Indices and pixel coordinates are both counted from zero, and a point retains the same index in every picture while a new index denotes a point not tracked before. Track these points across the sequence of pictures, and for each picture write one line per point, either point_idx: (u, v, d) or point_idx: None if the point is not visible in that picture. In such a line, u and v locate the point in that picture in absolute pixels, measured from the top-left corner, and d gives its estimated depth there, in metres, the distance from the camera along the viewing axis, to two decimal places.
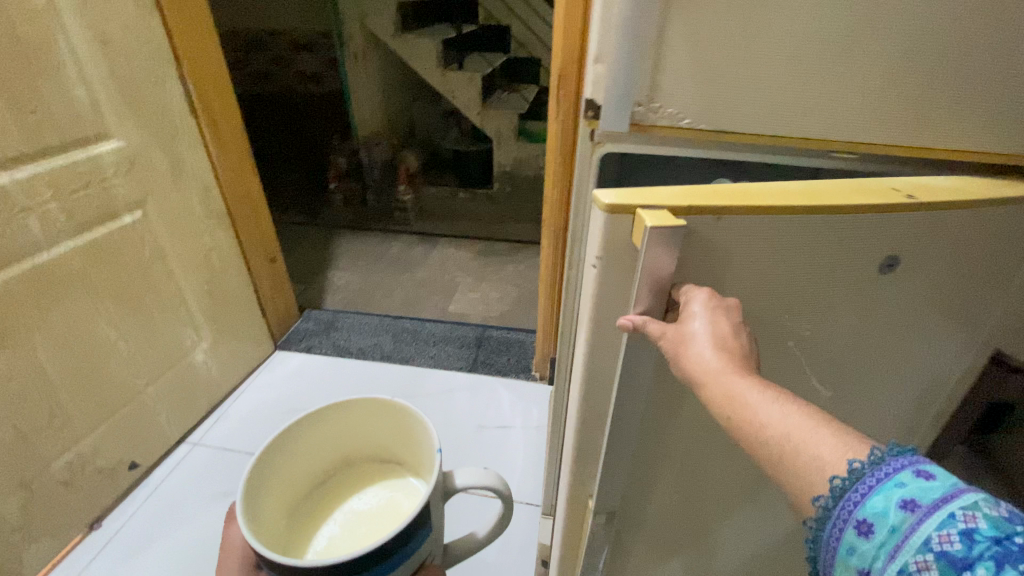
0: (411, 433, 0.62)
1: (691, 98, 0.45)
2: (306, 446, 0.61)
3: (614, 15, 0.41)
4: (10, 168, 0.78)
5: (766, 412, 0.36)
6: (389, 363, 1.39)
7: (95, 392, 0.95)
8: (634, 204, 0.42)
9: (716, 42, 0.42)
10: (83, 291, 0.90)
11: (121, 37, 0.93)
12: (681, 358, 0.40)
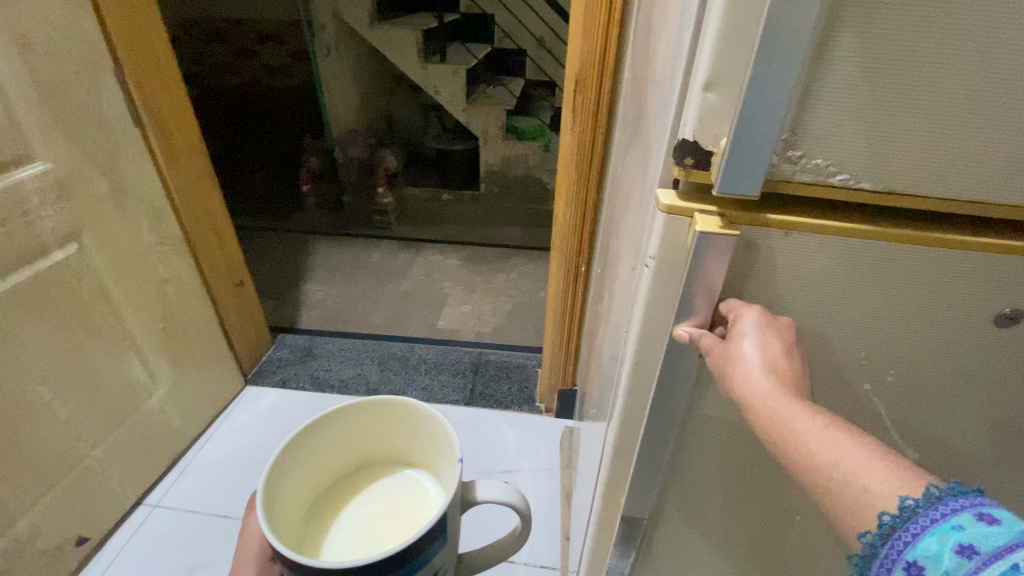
0: (433, 437, 0.50)
1: (854, 143, 0.29)
2: (320, 445, 0.50)
3: (753, 28, 0.26)
4: None
5: (816, 445, 0.28)
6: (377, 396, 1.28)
7: (30, 463, 0.80)
8: (695, 205, 0.32)
9: (904, 63, 0.26)
10: (7, 347, 0.76)
11: (45, 37, 0.77)
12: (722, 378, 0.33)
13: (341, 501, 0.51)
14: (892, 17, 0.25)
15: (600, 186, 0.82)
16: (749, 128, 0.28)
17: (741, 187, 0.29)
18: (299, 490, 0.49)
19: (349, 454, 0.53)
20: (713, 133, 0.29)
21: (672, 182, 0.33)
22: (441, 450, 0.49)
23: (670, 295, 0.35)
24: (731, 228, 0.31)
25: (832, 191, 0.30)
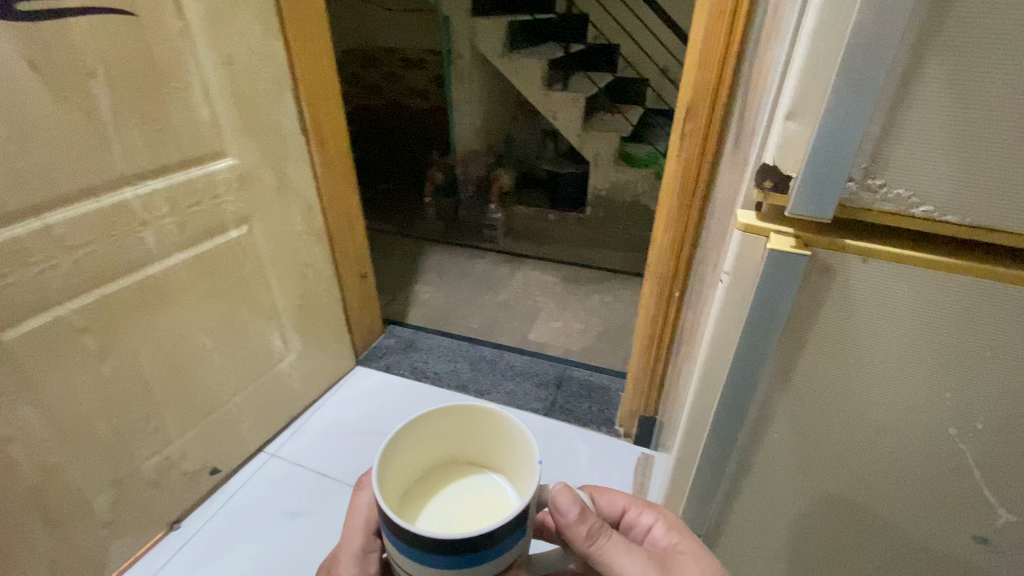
0: (514, 445, 0.51)
1: (914, 177, 0.37)
2: (412, 443, 0.52)
3: (826, 81, 0.36)
4: (135, 184, 0.84)
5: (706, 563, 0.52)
6: (463, 393, 1.37)
7: (188, 399, 0.99)
8: (772, 227, 0.41)
9: (958, 117, 0.34)
10: (186, 301, 0.95)
11: (245, 58, 0.97)
12: (585, 543, 0.47)
13: (428, 494, 0.53)
14: (949, 80, 0.34)
15: (703, 213, 0.83)
16: (821, 160, 0.37)
17: (811, 210, 0.38)
18: (393, 481, 0.51)
19: (441, 451, 0.55)
20: (792, 163, 0.39)
21: (755, 210, 0.43)
22: (522, 458, 0.50)
23: (744, 295, 0.43)
24: (800, 245, 0.40)
25: (891, 217, 0.39)
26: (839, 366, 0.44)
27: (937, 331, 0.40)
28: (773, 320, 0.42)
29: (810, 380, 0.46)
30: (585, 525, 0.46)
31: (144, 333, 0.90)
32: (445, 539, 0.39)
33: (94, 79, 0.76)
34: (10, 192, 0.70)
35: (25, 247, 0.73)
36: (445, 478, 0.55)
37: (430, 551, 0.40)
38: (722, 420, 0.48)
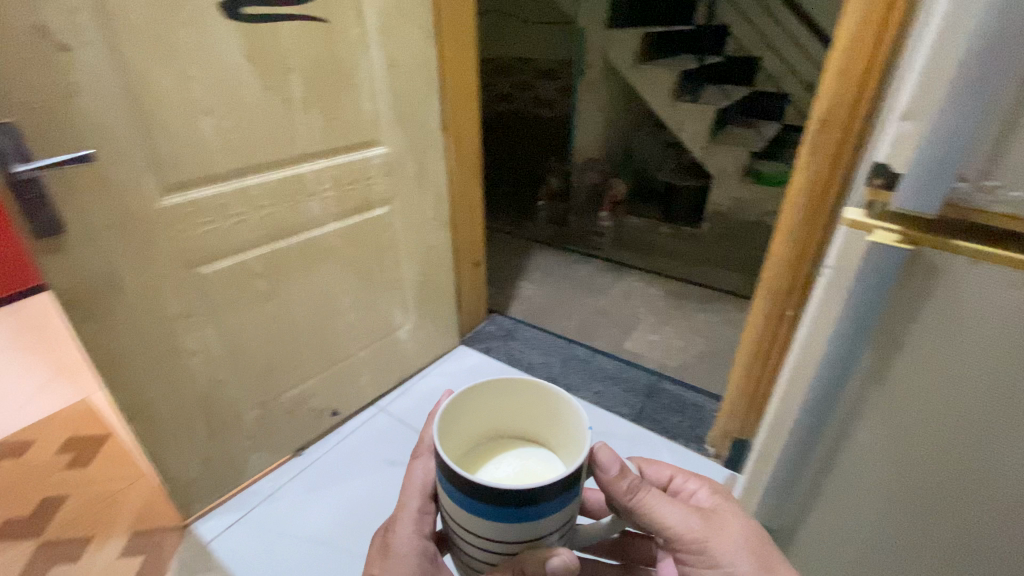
0: (563, 418, 0.53)
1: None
2: (467, 413, 0.55)
3: (942, 84, 0.43)
4: (312, 160, 1.08)
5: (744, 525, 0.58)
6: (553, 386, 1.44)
7: (325, 344, 1.23)
8: (877, 223, 0.49)
9: None
10: (333, 261, 1.18)
11: (407, 62, 1.17)
12: (626, 499, 0.54)
13: (479, 462, 0.56)
14: None
15: (830, 227, 0.81)
16: (931, 154, 0.43)
17: (919, 207, 0.45)
18: (451, 446, 0.54)
19: (488, 424, 0.57)
20: (902, 157, 0.46)
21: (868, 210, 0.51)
22: (570, 431, 0.53)
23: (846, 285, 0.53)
24: (900, 239, 0.48)
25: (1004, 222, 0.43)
26: (934, 366, 0.50)
27: (1019, 357, 0.45)
28: (871, 312, 0.51)
29: (903, 381, 0.53)
30: (625, 481, 0.53)
31: (301, 281, 1.13)
32: (500, 491, 0.43)
33: (291, 73, 0.98)
34: (227, 156, 0.95)
35: (227, 202, 0.97)
36: (495, 449, 0.57)
37: (487, 502, 0.44)
38: (816, 391, 0.57)
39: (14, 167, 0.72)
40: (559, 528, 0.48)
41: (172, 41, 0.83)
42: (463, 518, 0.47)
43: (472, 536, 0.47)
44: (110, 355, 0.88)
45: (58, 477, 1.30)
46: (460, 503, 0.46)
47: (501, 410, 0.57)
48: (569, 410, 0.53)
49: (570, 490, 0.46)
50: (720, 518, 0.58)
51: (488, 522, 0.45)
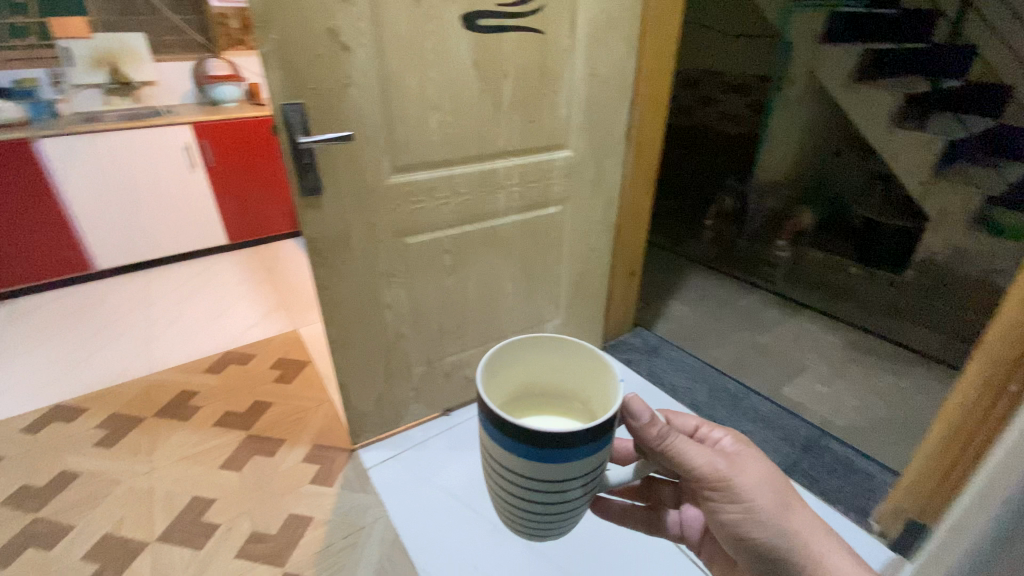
0: (595, 374, 0.59)
1: None
2: (506, 367, 0.61)
3: None
4: (508, 157, 1.21)
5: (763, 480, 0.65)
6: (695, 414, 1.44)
7: (485, 322, 1.40)
8: None
9: None
10: (506, 251, 1.33)
11: (606, 72, 1.26)
12: (656, 442, 0.62)
13: (513, 412, 0.61)
14: None
15: None
16: None
17: None
18: (491, 397, 0.60)
19: (521, 378, 0.63)
20: None
21: None
22: (599, 386, 0.59)
23: None
24: None
25: None
26: None
27: None
28: None
29: None
30: (654, 427, 0.60)
31: (479, 262, 1.30)
32: (543, 434, 0.50)
33: (506, 77, 1.12)
34: (444, 146, 1.11)
35: (435, 186, 1.14)
36: (525, 401, 0.63)
37: (531, 442, 0.51)
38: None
39: (298, 139, 0.94)
40: (585, 474, 0.55)
41: (424, 47, 1.01)
42: (506, 457, 0.55)
43: (511, 470, 0.55)
44: (331, 292, 1.12)
45: (269, 386, 1.64)
46: (505, 444, 0.54)
47: (534, 366, 0.62)
48: (599, 367, 0.59)
49: (598, 440, 0.53)
50: (744, 460, 0.66)
51: (527, 460, 0.53)
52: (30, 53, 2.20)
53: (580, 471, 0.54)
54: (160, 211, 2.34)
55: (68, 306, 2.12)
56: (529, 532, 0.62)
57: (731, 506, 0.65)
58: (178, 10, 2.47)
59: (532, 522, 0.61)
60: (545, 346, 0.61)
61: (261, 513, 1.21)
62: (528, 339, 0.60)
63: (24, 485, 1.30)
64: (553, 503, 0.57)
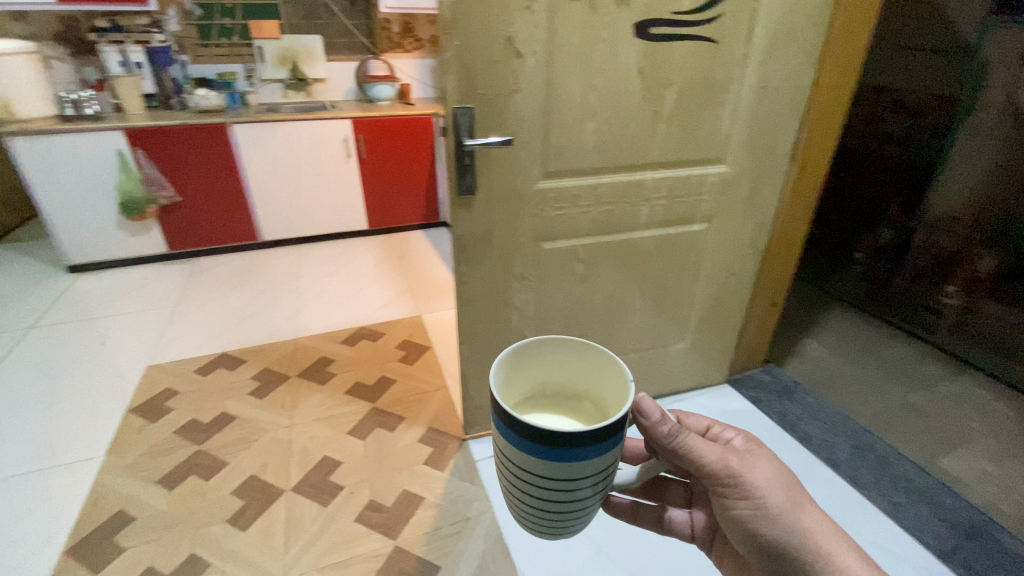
0: (608, 374, 0.59)
1: None
2: (517, 367, 0.61)
3: None
4: (657, 169, 1.17)
5: (768, 478, 0.67)
6: (832, 470, 1.41)
7: (608, 335, 1.37)
8: None
9: None
10: (640, 266, 1.29)
11: (778, 85, 1.16)
12: (668, 442, 0.61)
13: (526, 410, 0.61)
14: None
15: None
16: None
17: None
18: (506, 394, 0.60)
19: (534, 379, 0.63)
20: None
21: None
22: (613, 387, 0.59)
23: None
24: None
25: None
26: None
27: None
28: None
29: None
30: (666, 426, 0.60)
31: (611, 274, 1.27)
32: (549, 432, 0.51)
33: (670, 86, 1.08)
34: (596, 154, 1.10)
35: (580, 194, 1.13)
36: (537, 401, 0.63)
37: (539, 438, 0.52)
38: None
39: (464, 141, 0.98)
40: (595, 474, 0.55)
41: (592, 53, 1.00)
42: (519, 457, 0.55)
43: (518, 467, 0.56)
44: (470, 287, 1.17)
45: (393, 364, 1.76)
46: (517, 445, 0.54)
47: (548, 365, 0.62)
48: (608, 365, 0.59)
49: (609, 440, 0.53)
50: (753, 459, 0.67)
51: (537, 460, 0.53)
52: (233, 49, 2.62)
53: (587, 471, 0.54)
54: (316, 194, 2.62)
55: (236, 269, 2.46)
56: (543, 532, 0.62)
57: (737, 502, 0.67)
58: (351, 16, 2.76)
59: (544, 523, 0.61)
60: (558, 345, 0.61)
61: (380, 483, 1.30)
62: (540, 339, 0.60)
63: (195, 418, 1.52)
64: (565, 503, 0.57)
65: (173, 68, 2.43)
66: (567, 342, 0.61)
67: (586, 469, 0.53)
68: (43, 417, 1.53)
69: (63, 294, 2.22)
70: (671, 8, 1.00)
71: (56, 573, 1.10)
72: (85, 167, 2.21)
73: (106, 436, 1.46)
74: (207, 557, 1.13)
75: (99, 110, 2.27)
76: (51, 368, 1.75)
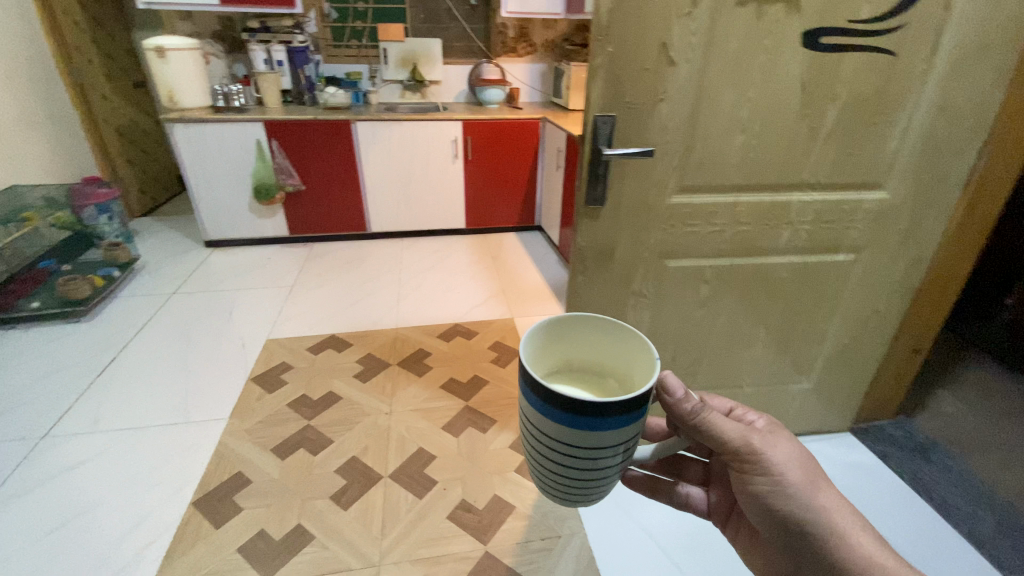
0: (631, 353, 0.66)
1: None
2: (549, 343, 0.69)
3: None
4: (805, 191, 1.08)
5: (792, 459, 0.70)
6: (972, 548, 1.25)
7: (722, 363, 1.29)
8: None
9: None
10: (770, 292, 1.20)
11: (963, 104, 1.02)
12: (690, 417, 0.66)
13: (556, 379, 0.69)
14: None
15: None
16: None
17: None
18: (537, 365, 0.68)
19: (564, 354, 0.70)
20: None
21: None
22: (635, 364, 0.66)
23: None
24: None
25: None
26: None
27: None
28: None
29: None
30: (687, 403, 0.65)
31: (735, 298, 1.19)
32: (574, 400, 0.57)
33: (833, 102, 0.98)
34: (738, 171, 1.03)
35: (717, 211, 1.06)
36: (565, 373, 0.70)
37: (565, 406, 0.58)
38: None
39: (601, 149, 0.94)
40: (615, 445, 0.62)
41: (752, 65, 0.93)
42: (549, 423, 0.61)
43: (547, 432, 0.62)
44: (586, 300, 1.14)
45: (486, 364, 1.78)
46: (550, 412, 0.61)
47: (577, 341, 0.69)
48: (632, 348, 0.66)
49: (630, 413, 0.59)
50: (775, 439, 0.70)
51: (567, 427, 0.60)
52: (360, 51, 2.79)
53: (608, 438, 0.61)
54: (422, 191, 2.72)
55: (344, 256, 2.62)
56: (558, 495, 0.69)
57: (757, 478, 0.70)
58: (471, 20, 2.84)
59: (567, 486, 0.68)
60: (587, 325, 0.69)
61: (472, 483, 1.31)
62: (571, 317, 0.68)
63: (305, 394, 1.62)
64: (589, 470, 0.64)
65: (308, 66, 2.63)
66: (595, 322, 0.68)
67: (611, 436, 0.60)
68: (180, 375, 1.71)
69: (200, 266, 2.48)
70: (846, 16, 0.91)
71: (184, 522, 1.21)
72: (229, 155, 2.45)
73: (230, 401, 1.60)
74: (313, 529, 1.19)
75: (244, 103, 2.54)
76: (187, 332, 1.96)
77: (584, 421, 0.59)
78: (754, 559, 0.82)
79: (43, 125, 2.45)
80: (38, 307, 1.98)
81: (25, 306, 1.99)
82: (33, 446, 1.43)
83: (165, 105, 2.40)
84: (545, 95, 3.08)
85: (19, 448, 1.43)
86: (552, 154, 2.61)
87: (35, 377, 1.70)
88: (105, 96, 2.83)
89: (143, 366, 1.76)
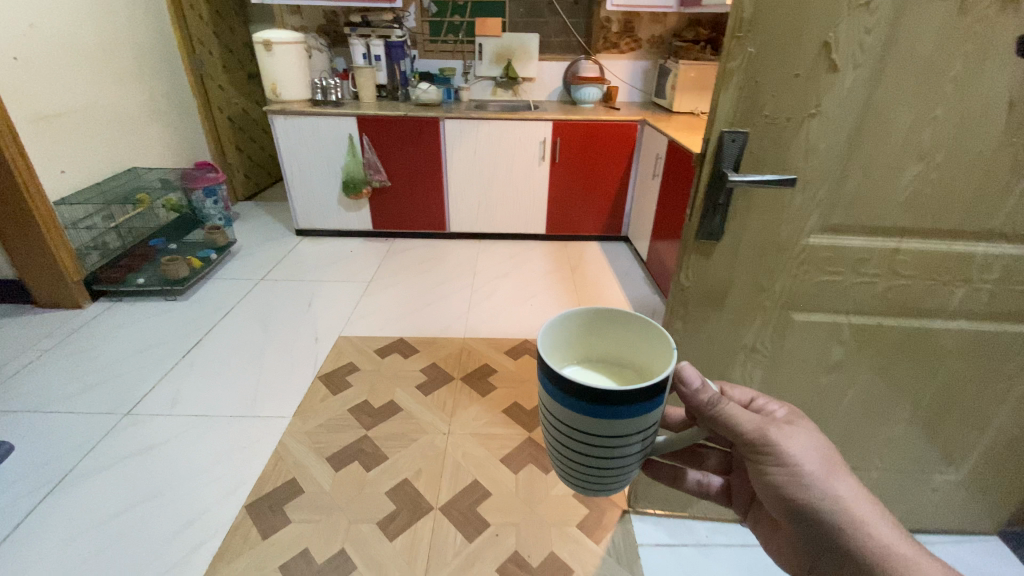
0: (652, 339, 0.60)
1: None
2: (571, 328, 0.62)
3: None
4: (994, 242, 0.82)
5: (813, 452, 0.63)
6: None
7: (844, 437, 1.05)
8: None
9: None
10: (924, 362, 0.94)
11: None
12: (705, 407, 0.60)
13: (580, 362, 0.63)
14: None
15: None
16: None
17: None
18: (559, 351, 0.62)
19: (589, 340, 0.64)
20: None
21: None
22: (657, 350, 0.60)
23: None
24: None
25: None
26: None
27: None
28: None
29: None
30: (704, 393, 0.58)
31: (874, 365, 0.95)
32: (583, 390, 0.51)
33: None
34: (903, 210, 0.80)
35: (867, 258, 0.83)
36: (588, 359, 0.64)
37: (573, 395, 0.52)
38: None
39: (726, 173, 0.75)
40: (633, 435, 0.54)
41: (941, 77, 0.70)
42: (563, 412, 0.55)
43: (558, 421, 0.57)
44: (682, 349, 0.95)
45: None
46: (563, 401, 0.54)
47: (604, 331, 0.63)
48: (660, 334, 0.60)
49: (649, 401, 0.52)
50: (794, 429, 0.63)
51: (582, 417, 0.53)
52: (456, 47, 2.73)
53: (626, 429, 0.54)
54: (505, 193, 2.62)
55: (422, 254, 2.59)
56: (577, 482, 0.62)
57: (775, 472, 0.63)
58: (573, 14, 2.69)
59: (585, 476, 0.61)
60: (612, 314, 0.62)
61: (527, 533, 1.18)
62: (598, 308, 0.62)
63: (366, 400, 1.57)
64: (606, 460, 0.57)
65: (404, 61, 2.61)
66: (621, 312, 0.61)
67: (637, 429, 0.54)
68: (254, 365, 1.74)
69: (289, 254, 2.57)
70: None
71: (234, 527, 1.19)
72: (322, 147, 2.49)
73: (296, 399, 1.58)
74: (356, 558, 1.12)
75: (341, 97, 2.58)
76: (267, 320, 2.01)
77: (608, 413, 0.52)
78: (776, 553, 0.75)
79: (166, 113, 2.64)
80: (143, 283, 2.14)
81: (132, 281, 2.15)
82: (118, 422, 1.52)
83: (269, 97, 2.51)
84: (646, 95, 2.84)
85: (107, 421, 1.52)
86: (648, 161, 2.38)
87: (133, 351, 1.83)
88: (221, 86, 3.01)
89: (223, 351, 1.81)
